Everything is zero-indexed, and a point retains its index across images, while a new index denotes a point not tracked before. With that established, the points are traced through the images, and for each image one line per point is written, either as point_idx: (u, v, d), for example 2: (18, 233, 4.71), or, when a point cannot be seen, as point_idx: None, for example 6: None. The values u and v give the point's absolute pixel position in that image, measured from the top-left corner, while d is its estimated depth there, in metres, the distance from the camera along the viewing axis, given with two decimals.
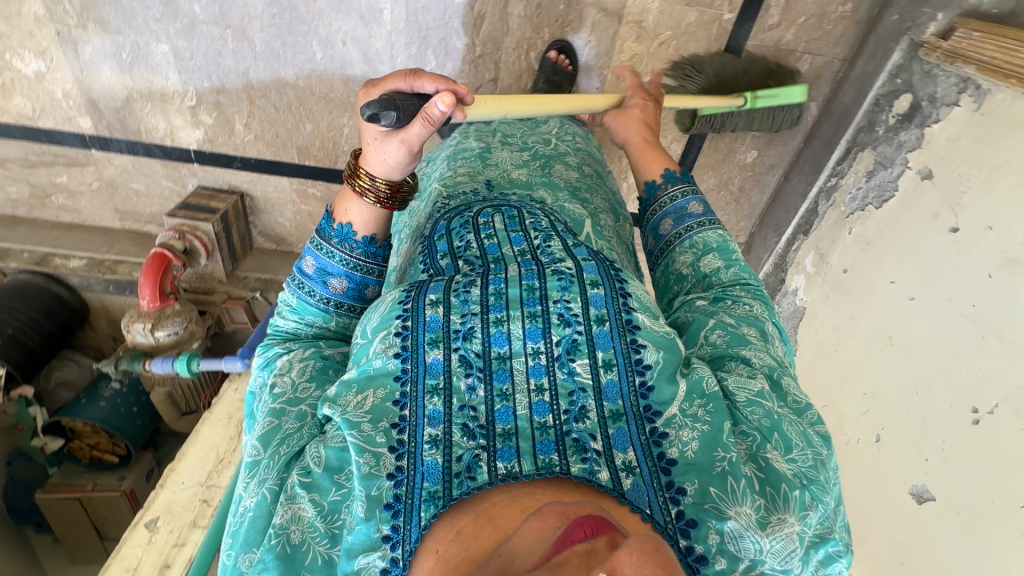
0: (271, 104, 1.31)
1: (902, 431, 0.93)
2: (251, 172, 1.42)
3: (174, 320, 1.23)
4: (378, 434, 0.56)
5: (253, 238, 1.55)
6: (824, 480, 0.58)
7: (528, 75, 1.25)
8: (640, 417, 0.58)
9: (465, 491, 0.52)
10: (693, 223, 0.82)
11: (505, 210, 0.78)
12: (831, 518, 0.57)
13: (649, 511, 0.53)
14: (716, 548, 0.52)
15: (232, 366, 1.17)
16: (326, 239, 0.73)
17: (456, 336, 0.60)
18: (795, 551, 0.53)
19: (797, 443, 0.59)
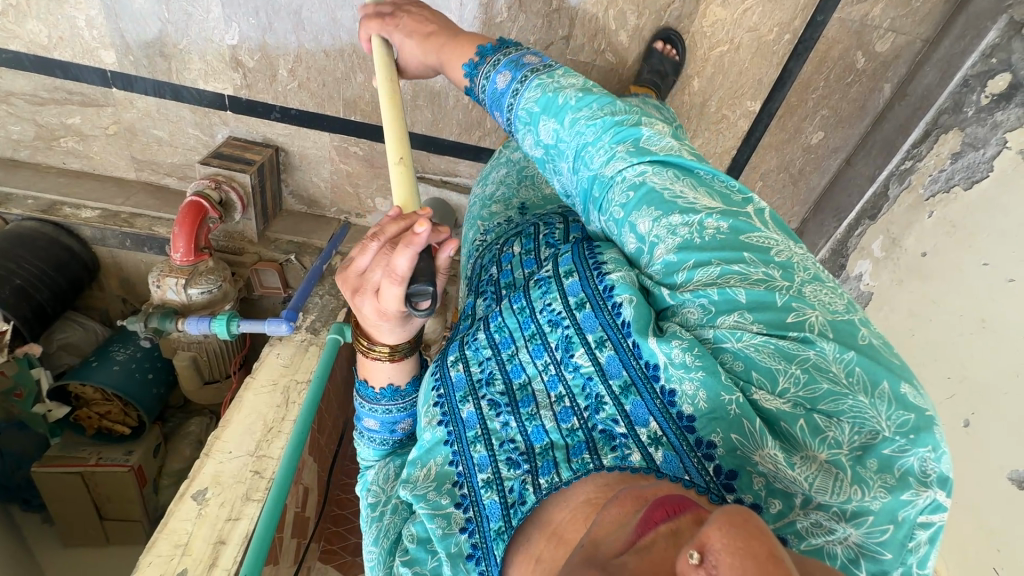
0: (321, 49, 1.20)
1: (999, 416, 0.91)
2: (290, 124, 1.31)
3: (208, 277, 1.11)
4: (444, 496, 0.62)
5: (283, 199, 1.44)
6: (833, 382, 0.49)
7: (602, 35, 1.18)
8: (647, 380, 0.57)
9: (521, 517, 0.55)
10: (524, 76, 0.76)
11: (525, 232, 0.84)
12: (871, 417, 0.47)
13: (687, 477, 0.51)
14: (766, 491, 0.49)
15: (275, 329, 1.07)
16: (372, 402, 0.79)
17: (480, 383, 0.67)
18: (843, 476, 0.46)
19: (781, 367, 0.51)
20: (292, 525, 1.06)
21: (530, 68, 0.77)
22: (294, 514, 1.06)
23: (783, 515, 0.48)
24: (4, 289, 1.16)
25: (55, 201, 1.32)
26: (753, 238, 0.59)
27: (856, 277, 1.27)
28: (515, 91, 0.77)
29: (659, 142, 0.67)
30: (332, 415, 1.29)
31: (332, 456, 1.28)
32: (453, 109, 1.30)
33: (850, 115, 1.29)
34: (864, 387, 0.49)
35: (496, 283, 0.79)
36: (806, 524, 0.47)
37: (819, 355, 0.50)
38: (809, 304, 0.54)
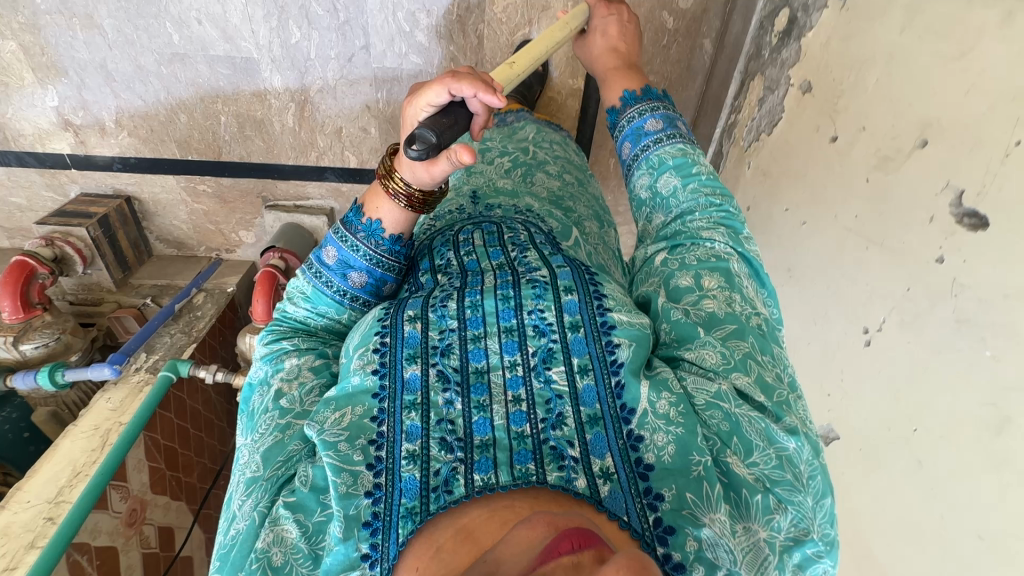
0: (137, 97, 1.23)
1: (805, 369, 0.84)
2: (134, 173, 1.35)
3: (43, 332, 1.15)
4: (356, 451, 0.59)
5: (151, 244, 1.47)
6: (792, 478, 0.60)
7: (400, 39, 1.18)
8: (617, 419, 0.61)
9: (443, 505, 0.54)
10: (649, 141, 0.90)
11: (485, 226, 0.83)
12: (807, 518, 0.59)
13: (626, 518, 0.55)
14: (694, 555, 0.55)
15: (99, 375, 1.09)
16: (351, 231, 0.76)
17: (434, 352, 0.65)
18: (769, 559, 0.57)
19: (758, 445, 0.61)
20: (142, 566, 1.07)
21: (666, 132, 0.90)
22: (143, 555, 1.07)
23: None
24: None
25: None
26: (774, 345, 0.73)
27: None
28: (657, 140, 0.90)
29: (750, 243, 0.82)
30: (206, 451, 1.30)
31: (206, 492, 1.29)
32: (281, 134, 1.31)
33: (683, 77, 1.24)
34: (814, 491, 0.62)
35: (461, 269, 0.77)
36: None
37: (796, 450, 0.62)
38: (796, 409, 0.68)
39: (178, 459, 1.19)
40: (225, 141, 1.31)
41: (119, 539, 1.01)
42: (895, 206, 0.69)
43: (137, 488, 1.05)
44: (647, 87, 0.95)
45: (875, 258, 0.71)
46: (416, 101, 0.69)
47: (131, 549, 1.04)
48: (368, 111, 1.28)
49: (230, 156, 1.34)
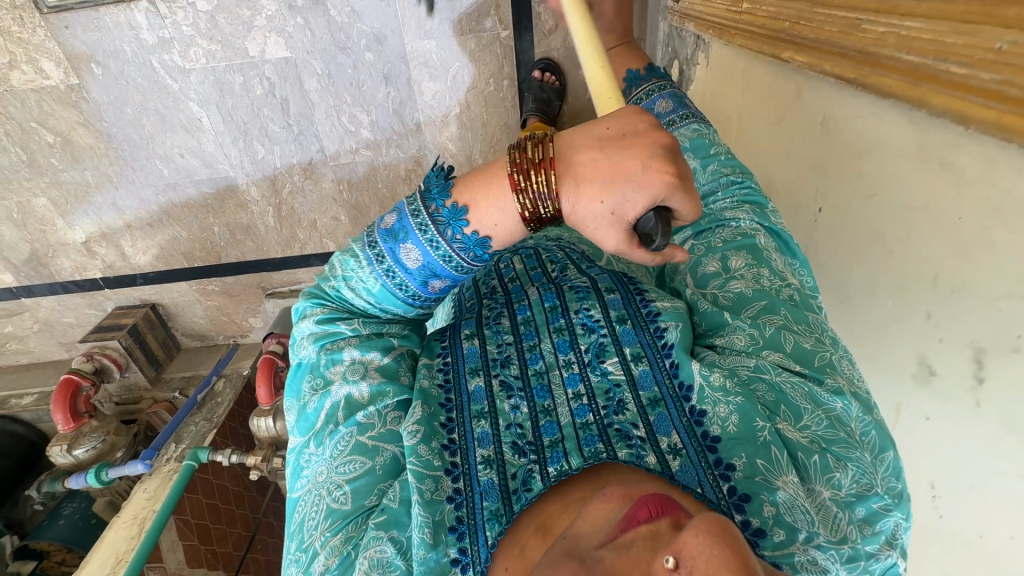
0: (146, 222, 1.45)
1: None
2: (154, 284, 1.56)
3: (92, 435, 1.35)
4: (434, 457, 0.57)
5: (178, 340, 1.68)
6: (847, 435, 0.56)
7: (349, 137, 1.32)
8: (677, 399, 0.59)
9: (524, 503, 0.53)
10: (671, 115, 0.85)
11: (524, 250, 0.83)
12: (870, 472, 0.54)
13: (701, 490, 0.52)
14: (773, 519, 0.51)
15: (135, 469, 1.27)
16: (432, 219, 0.60)
17: (495, 363, 0.66)
18: (840, 515, 0.52)
19: (807, 409, 0.58)
20: None
21: (676, 112, 0.86)
22: None
23: (785, 545, 0.49)
24: None
25: (6, 396, 1.64)
26: (810, 310, 0.67)
27: None
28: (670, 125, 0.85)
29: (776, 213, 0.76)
30: (238, 521, 1.46)
31: (243, 557, 1.45)
32: (267, 233, 1.48)
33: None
34: (873, 448, 0.57)
35: (502, 283, 0.79)
36: (803, 560, 0.49)
37: (844, 409, 0.58)
38: (842, 370, 0.61)
39: (211, 533, 1.35)
40: (222, 246, 1.50)
41: None
42: None
43: (174, 565, 1.21)
44: (653, 67, 0.96)
45: None
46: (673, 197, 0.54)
47: None
48: (334, 202, 1.42)
49: (229, 257, 1.52)
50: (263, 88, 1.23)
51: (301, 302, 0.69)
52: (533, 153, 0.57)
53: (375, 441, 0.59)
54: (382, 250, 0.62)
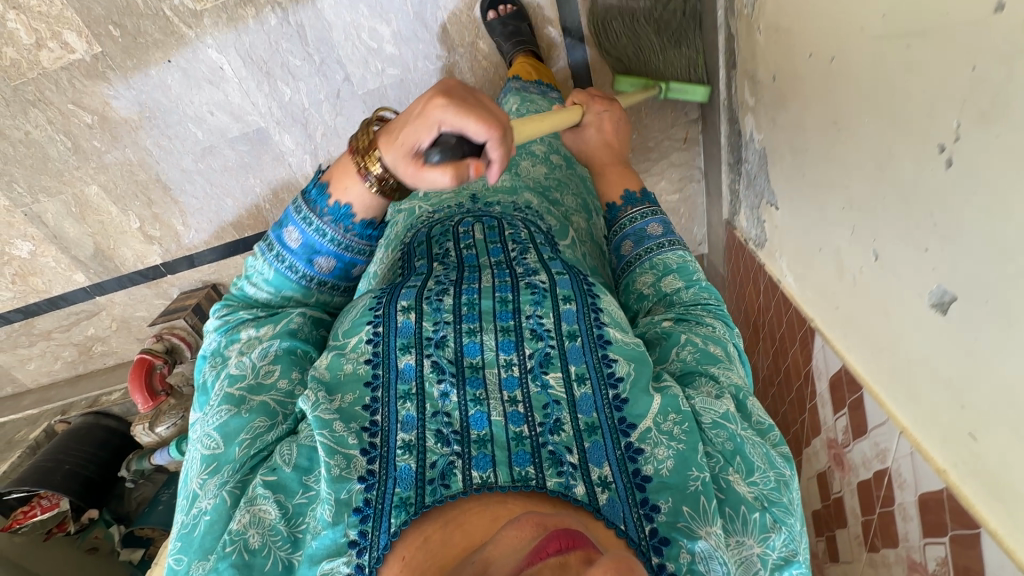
0: (191, 196, 1.42)
1: (815, 286, 0.92)
2: (212, 263, 1.55)
3: (170, 413, 1.33)
4: (350, 435, 0.63)
5: None
6: (788, 501, 0.64)
7: (373, 58, 1.23)
8: (615, 431, 0.65)
9: (438, 499, 0.58)
10: (653, 244, 0.92)
11: (485, 219, 0.90)
12: (795, 539, 0.62)
13: (623, 527, 0.58)
14: (688, 567, 0.57)
15: None
16: (309, 206, 0.82)
17: (429, 343, 0.70)
18: (761, 573, 0.60)
19: (759, 466, 0.65)
20: None
21: (666, 237, 0.92)
22: None
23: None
24: (58, 475, 1.40)
25: (97, 394, 1.68)
26: None
27: (751, 138, 1.06)
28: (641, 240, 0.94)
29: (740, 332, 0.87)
30: None
31: None
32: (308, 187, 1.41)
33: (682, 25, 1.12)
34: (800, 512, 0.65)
35: (458, 262, 0.84)
36: None
37: (791, 476, 0.67)
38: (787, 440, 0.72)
39: None
40: (268, 212, 1.45)
41: None
42: (821, 191, 0.82)
43: None
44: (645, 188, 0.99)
45: (820, 195, 0.82)
46: (449, 117, 0.68)
47: None
48: None
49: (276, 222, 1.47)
50: (278, 17, 1.17)
51: (216, 306, 0.88)
52: (364, 135, 0.80)
53: (244, 391, 0.71)
54: (273, 241, 0.85)
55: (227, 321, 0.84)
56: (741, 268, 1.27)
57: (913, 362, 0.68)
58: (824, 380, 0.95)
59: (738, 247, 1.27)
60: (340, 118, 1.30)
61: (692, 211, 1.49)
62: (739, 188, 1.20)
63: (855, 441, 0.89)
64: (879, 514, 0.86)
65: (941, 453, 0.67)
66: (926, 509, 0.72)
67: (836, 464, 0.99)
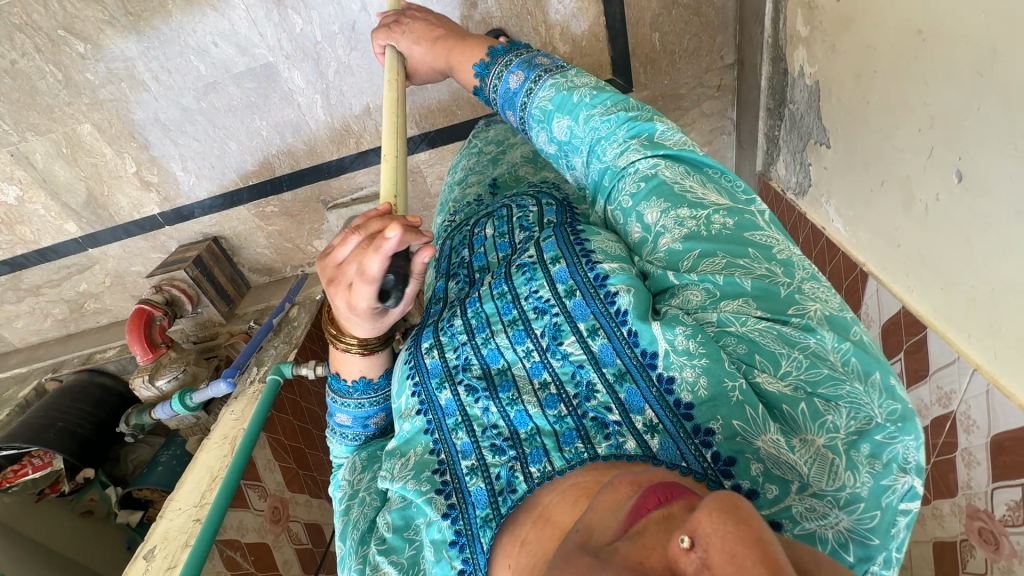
0: (191, 137, 1.33)
1: (871, 228, 0.87)
2: (213, 214, 1.46)
3: (172, 366, 1.25)
4: (424, 483, 0.68)
5: (246, 277, 1.59)
6: (833, 369, 0.56)
7: None
8: (643, 369, 0.62)
9: (512, 505, 0.61)
10: (524, 96, 0.89)
11: (497, 213, 0.90)
12: (866, 405, 0.54)
13: (687, 464, 0.57)
14: (764, 477, 0.55)
15: (218, 390, 1.14)
16: (347, 395, 0.89)
17: (457, 369, 0.73)
18: (838, 462, 0.53)
19: (783, 352, 0.58)
20: (299, 561, 1.10)
21: (530, 79, 0.89)
22: (297, 550, 1.10)
23: (779, 501, 0.54)
24: (51, 433, 1.32)
25: (90, 352, 1.61)
26: (752, 237, 0.67)
27: (800, 75, 1.00)
28: (529, 90, 0.90)
29: (670, 138, 0.78)
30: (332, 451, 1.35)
31: None
32: (319, 130, 1.33)
33: None
34: (860, 376, 0.56)
35: (471, 268, 0.86)
36: (801, 510, 0.54)
37: (818, 344, 0.57)
38: (808, 298, 0.61)
39: (306, 458, 1.22)
40: (275, 158, 1.37)
41: (268, 536, 1.04)
42: (892, 120, 0.77)
43: (273, 486, 1.09)
44: (493, 48, 0.97)
45: (890, 120, 0.77)
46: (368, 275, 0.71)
47: (283, 545, 1.08)
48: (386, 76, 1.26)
49: (283, 170, 1.39)
50: None
51: None
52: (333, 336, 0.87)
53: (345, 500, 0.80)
54: (330, 425, 0.92)
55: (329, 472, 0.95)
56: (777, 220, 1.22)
57: (982, 292, 0.67)
58: (874, 327, 0.90)
59: (774, 199, 1.22)
60: (357, 54, 1.22)
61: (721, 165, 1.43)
62: (780, 134, 1.14)
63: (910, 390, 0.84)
64: (935, 464, 0.81)
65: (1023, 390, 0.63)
66: (1001, 452, 0.68)
67: None
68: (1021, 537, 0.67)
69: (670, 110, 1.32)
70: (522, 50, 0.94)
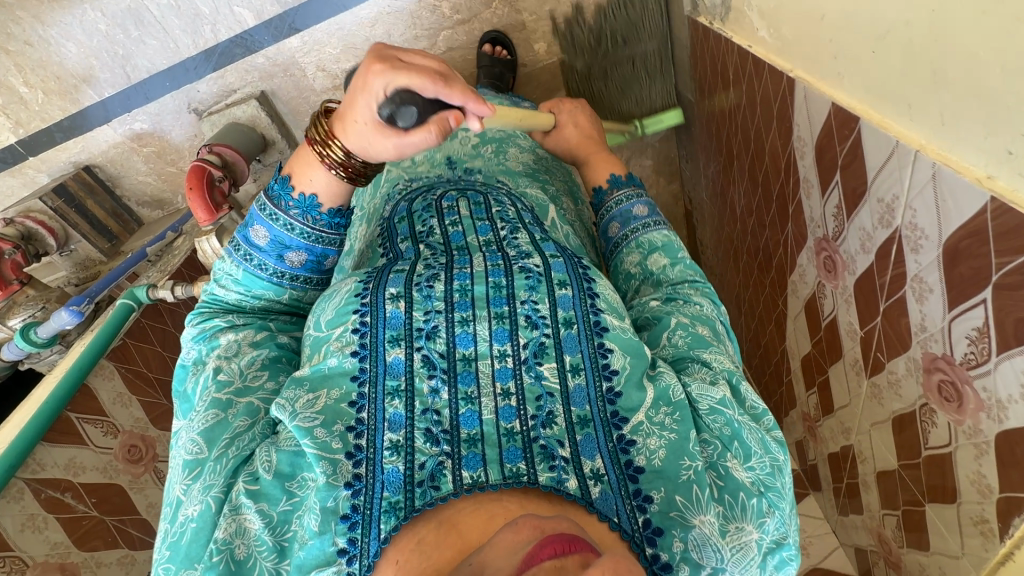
0: (21, 41, 1.13)
1: (793, 17, 0.66)
2: (75, 137, 1.28)
3: (28, 305, 1.10)
4: (334, 439, 0.57)
5: (135, 211, 1.42)
6: (783, 485, 0.58)
7: None
8: (607, 424, 0.59)
9: (428, 501, 0.53)
10: (637, 225, 0.80)
11: (471, 195, 0.84)
12: (787, 523, 0.57)
13: (617, 519, 0.54)
14: (681, 555, 0.53)
15: (63, 321, 1.00)
16: (277, 206, 0.71)
17: (420, 335, 0.63)
18: (755, 558, 0.54)
19: (756, 450, 0.59)
20: None
21: (653, 217, 0.80)
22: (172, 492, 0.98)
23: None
24: None
25: None
26: None
27: None
28: (647, 223, 0.80)
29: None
30: None
31: None
32: (165, 17, 1.13)
33: None
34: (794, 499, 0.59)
35: (445, 244, 0.76)
36: None
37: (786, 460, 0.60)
38: None
39: None
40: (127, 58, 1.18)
41: (122, 476, 0.91)
42: None
43: (127, 422, 0.95)
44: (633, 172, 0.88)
45: None
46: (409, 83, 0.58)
47: (147, 486, 0.94)
48: None
49: (140, 74, 1.21)
50: None
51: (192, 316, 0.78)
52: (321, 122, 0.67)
53: (230, 395, 0.65)
54: (240, 239, 0.74)
55: (204, 329, 0.73)
56: (710, 64, 0.99)
57: (918, 34, 0.46)
58: (809, 152, 0.69)
59: (703, 38, 0.99)
60: None
61: None
62: None
63: (851, 222, 0.64)
64: (884, 313, 0.62)
65: (977, 150, 0.43)
66: (956, 260, 0.47)
67: (826, 274, 0.75)
68: (987, 381, 0.47)
69: None
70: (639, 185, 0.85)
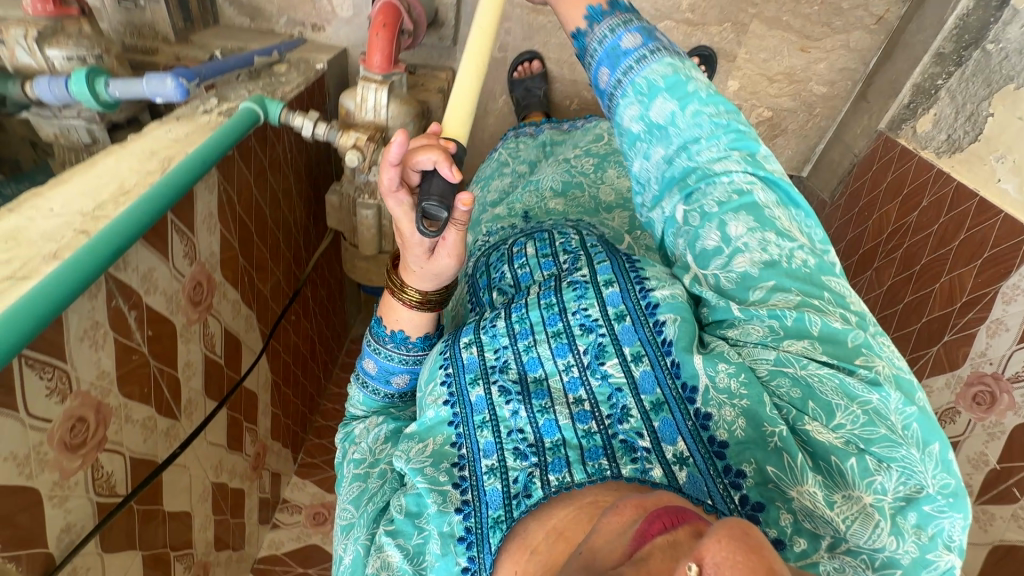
0: None
1: None
2: None
3: (79, 41, 0.78)
4: (441, 473, 0.56)
5: (219, 7, 1.13)
6: (889, 429, 0.49)
7: None
8: (681, 401, 0.55)
9: (524, 510, 0.51)
10: (632, 61, 0.65)
11: (537, 235, 0.79)
12: (919, 472, 0.48)
13: (711, 502, 0.49)
14: (792, 528, 0.49)
15: (157, 89, 0.73)
16: (380, 343, 0.70)
17: (494, 369, 0.61)
18: (881, 525, 0.47)
19: (840, 403, 0.51)
20: (202, 375, 0.76)
21: (647, 46, 0.66)
22: (206, 358, 0.76)
23: (806, 555, 0.48)
24: None
25: None
26: (829, 282, 0.59)
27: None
28: (642, 56, 0.66)
29: (770, 163, 0.65)
30: (281, 262, 0.99)
31: (277, 318, 1.00)
32: None
33: None
34: (918, 441, 0.49)
35: (515, 287, 0.74)
36: (830, 568, 0.47)
37: (882, 400, 0.50)
38: (878, 352, 0.54)
39: (251, 250, 0.87)
40: None
41: (179, 317, 0.68)
42: None
43: (205, 253, 0.72)
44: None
45: None
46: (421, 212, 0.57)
47: (192, 342, 0.72)
48: None
49: None
50: None
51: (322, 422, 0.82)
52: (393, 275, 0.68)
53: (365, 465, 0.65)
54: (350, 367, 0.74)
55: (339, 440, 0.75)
56: (889, 183, 1.08)
57: None
58: (1021, 303, 0.80)
59: (896, 158, 1.07)
60: None
61: (830, 114, 1.26)
62: (945, 84, 1.01)
63: None
64: None
65: None
66: None
67: (970, 406, 0.84)
68: None
69: (819, 22, 1.13)
70: (633, 12, 0.69)
